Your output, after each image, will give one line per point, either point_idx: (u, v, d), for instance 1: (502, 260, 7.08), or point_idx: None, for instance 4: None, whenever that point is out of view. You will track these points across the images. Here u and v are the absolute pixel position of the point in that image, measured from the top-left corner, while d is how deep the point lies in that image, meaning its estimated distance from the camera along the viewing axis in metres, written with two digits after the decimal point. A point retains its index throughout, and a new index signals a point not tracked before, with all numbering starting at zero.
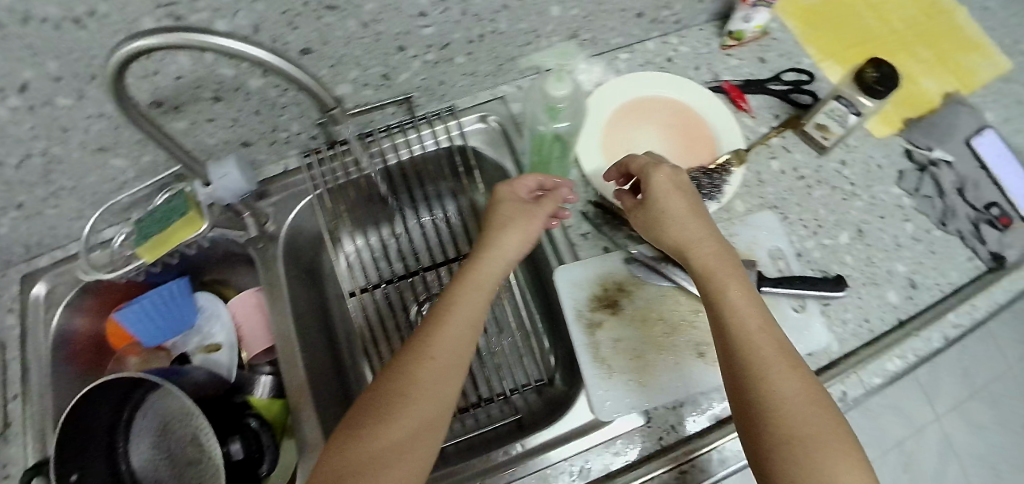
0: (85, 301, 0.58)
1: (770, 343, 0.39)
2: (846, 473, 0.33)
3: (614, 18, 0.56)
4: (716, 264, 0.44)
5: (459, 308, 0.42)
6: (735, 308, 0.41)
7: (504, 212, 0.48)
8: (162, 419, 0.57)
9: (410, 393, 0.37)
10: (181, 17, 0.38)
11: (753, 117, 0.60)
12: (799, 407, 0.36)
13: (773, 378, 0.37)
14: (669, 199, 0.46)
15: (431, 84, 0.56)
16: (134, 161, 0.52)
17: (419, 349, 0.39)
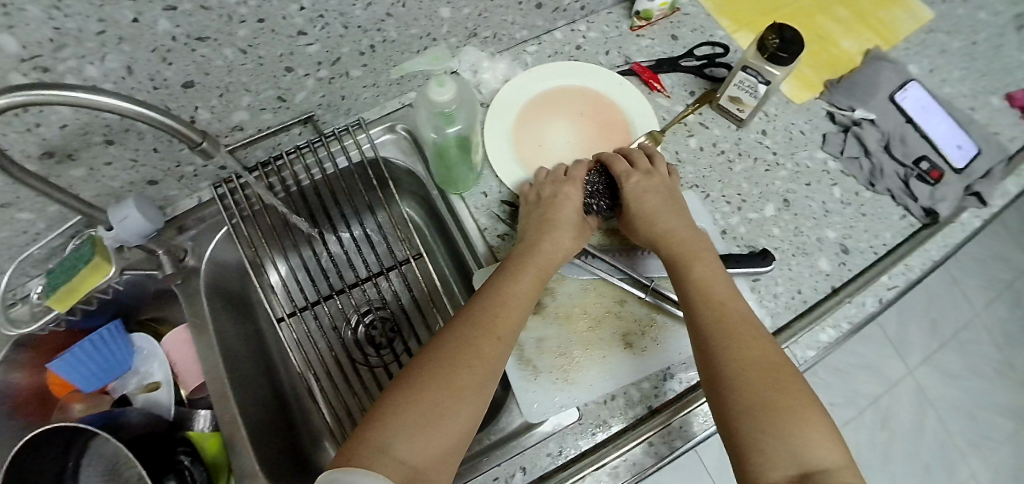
0: (23, 355, 0.56)
1: (736, 318, 0.40)
2: (806, 429, 0.34)
3: (511, 12, 0.55)
4: (683, 248, 0.45)
5: (520, 302, 0.41)
6: (708, 284, 0.42)
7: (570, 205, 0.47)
8: (107, 462, 0.56)
9: (475, 368, 0.37)
10: (50, 68, 0.36)
11: (668, 97, 0.59)
12: (760, 368, 0.37)
13: (740, 347, 0.38)
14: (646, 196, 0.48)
15: (332, 99, 0.54)
16: (41, 212, 0.51)
17: (478, 339, 0.38)
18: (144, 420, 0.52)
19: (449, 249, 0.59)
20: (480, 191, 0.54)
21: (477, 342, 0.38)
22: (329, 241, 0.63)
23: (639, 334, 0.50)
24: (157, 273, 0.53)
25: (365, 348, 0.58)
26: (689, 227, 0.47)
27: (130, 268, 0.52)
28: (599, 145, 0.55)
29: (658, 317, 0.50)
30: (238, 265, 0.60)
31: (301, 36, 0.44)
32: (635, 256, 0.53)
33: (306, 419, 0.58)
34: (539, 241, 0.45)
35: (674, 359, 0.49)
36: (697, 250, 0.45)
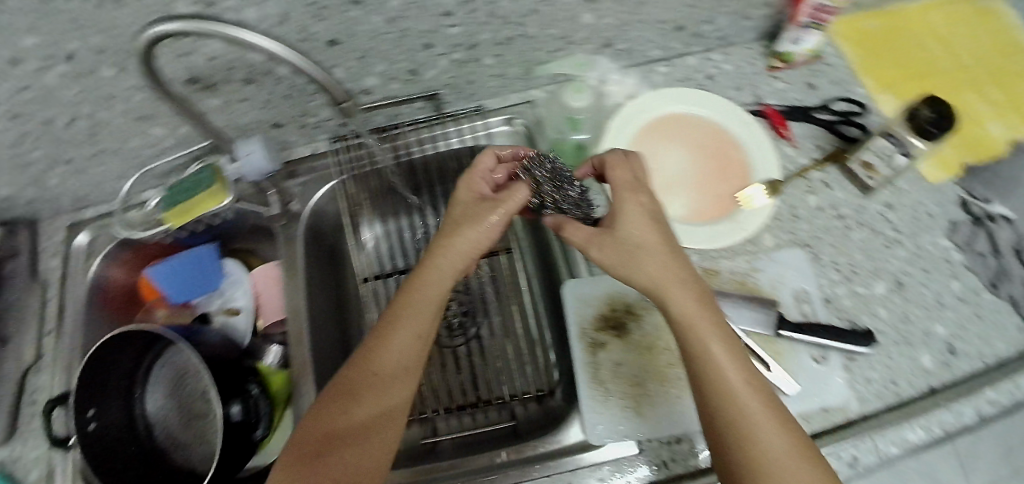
0: (123, 253, 0.62)
1: (743, 379, 0.33)
2: None
3: (651, 30, 0.54)
4: (681, 288, 0.36)
5: (422, 313, 0.39)
6: (707, 334, 0.34)
7: (461, 208, 0.42)
8: (178, 369, 0.60)
9: (356, 393, 0.37)
10: (213, 3, 0.37)
11: (794, 147, 0.56)
12: (792, 477, 0.29)
13: (752, 426, 0.31)
14: (628, 210, 0.38)
15: (459, 82, 0.55)
16: (172, 130, 0.54)
17: (360, 363, 0.38)
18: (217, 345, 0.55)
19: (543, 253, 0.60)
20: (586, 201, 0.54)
21: (350, 370, 0.38)
22: (426, 217, 0.61)
23: None
24: (263, 212, 0.56)
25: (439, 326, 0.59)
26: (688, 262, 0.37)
27: (243, 200, 0.55)
28: (714, 181, 0.54)
29: None
30: (336, 218, 0.60)
31: (447, 17, 0.44)
32: (733, 303, 0.50)
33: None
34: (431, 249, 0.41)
35: None
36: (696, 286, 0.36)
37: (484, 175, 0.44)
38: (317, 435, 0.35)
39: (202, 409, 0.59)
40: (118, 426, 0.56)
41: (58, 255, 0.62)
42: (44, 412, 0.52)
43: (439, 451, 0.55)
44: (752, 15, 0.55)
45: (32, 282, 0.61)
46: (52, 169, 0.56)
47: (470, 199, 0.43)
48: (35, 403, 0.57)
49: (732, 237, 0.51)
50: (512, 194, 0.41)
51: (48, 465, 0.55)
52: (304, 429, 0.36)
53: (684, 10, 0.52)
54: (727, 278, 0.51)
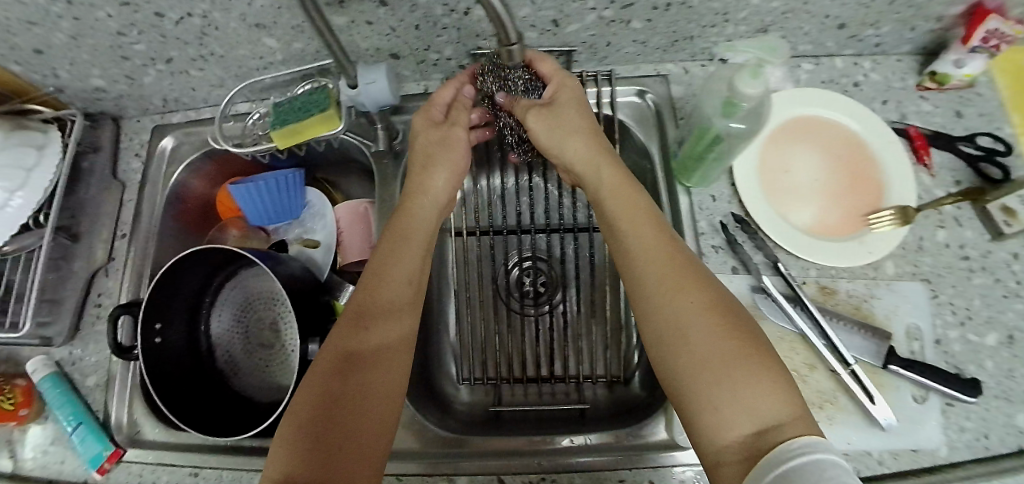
0: (206, 165, 0.61)
1: (663, 271, 0.39)
2: (767, 397, 0.32)
3: (812, 22, 0.50)
4: (616, 207, 0.44)
5: (400, 263, 0.43)
6: (640, 245, 0.41)
7: (441, 177, 0.48)
8: (248, 295, 0.58)
9: (364, 317, 0.39)
10: None
11: (931, 175, 0.53)
12: (712, 348, 0.35)
13: (678, 323, 0.36)
14: (561, 99, 0.47)
15: (598, 42, 0.51)
16: (285, 45, 0.50)
17: (370, 289, 0.41)
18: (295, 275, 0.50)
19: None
20: (709, 193, 0.51)
21: (340, 331, 0.39)
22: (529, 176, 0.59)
23: (818, 406, 0.46)
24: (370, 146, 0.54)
25: (521, 293, 0.58)
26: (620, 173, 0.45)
27: (350, 132, 0.53)
28: (845, 196, 0.50)
29: (842, 398, 0.47)
30: None
31: None
32: (847, 328, 0.47)
33: (439, 340, 0.57)
34: (401, 208, 0.46)
35: (842, 445, 0.46)
36: (629, 202, 0.43)
37: (441, 108, 0.50)
38: (321, 385, 0.36)
39: (268, 338, 0.57)
40: (180, 344, 0.54)
41: (140, 156, 0.60)
42: (111, 317, 0.48)
43: (499, 421, 0.53)
44: (919, 27, 0.51)
45: (112, 180, 0.59)
46: (152, 65, 0.52)
47: (428, 124, 0.49)
48: (101, 305, 0.56)
49: (857, 259, 0.48)
50: (457, 111, 0.50)
51: (108, 371, 0.54)
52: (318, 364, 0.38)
53: (855, 8, 0.48)
54: (844, 299, 0.49)
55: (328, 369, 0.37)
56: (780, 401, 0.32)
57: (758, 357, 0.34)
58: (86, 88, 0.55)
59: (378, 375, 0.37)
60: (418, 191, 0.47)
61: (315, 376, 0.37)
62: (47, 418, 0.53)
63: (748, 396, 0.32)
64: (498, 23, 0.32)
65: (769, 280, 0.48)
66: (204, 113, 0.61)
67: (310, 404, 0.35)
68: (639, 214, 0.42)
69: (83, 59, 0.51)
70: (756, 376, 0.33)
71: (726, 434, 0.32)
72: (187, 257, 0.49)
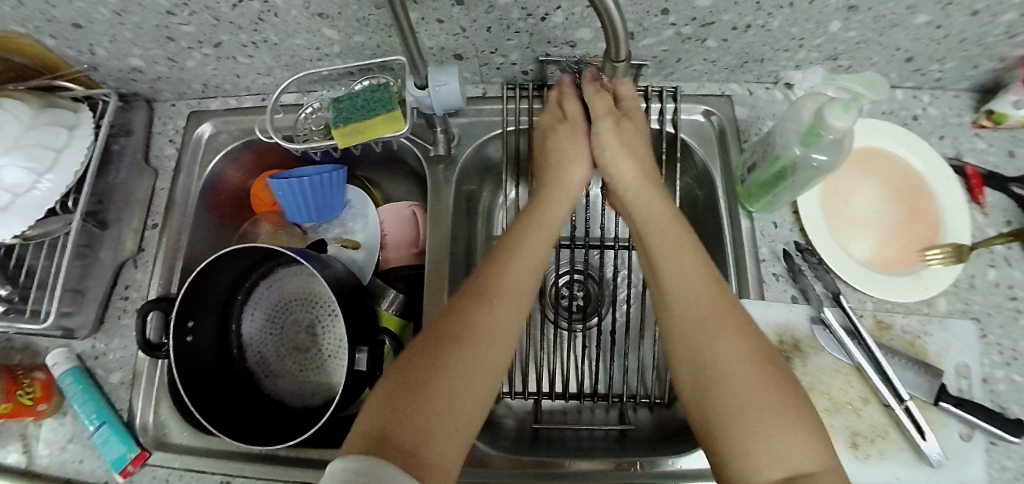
0: (244, 155, 0.58)
1: (705, 308, 0.37)
2: (803, 451, 0.30)
3: (884, 54, 0.49)
4: (660, 237, 0.42)
5: (537, 246, 0.43)
6: (684, 277, 0.39)
7: (577, 171, 0.49)
8: (283, 296, 0.56)
9: (496, 292, 0.38)
10: None
11: (984, 214, 0.53)
12: (746, 395, 0.33)
13: (716, 361, 0.35)
14: (634, 123, 0.48)
15: (669, 58, 0.50)
16: (345, 37, 0.46)
17: (501, 264, 0.40)
18: (344, 273, 0.48)
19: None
20: (771, 219, 0.52)
21: (460, 297, 0.38)
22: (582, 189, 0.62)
23: (868, 439, 0.46)
24: (430, 150, 0.53)
25: (564, 306, 0.60)
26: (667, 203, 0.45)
27: (410, 135, 0.53)
28: (900, 230, 0.50)
29: (893, 433, 0.46)
30: (488, 165, 0.57)
31: None
32: (898, 363, 0.47)
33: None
34: (542, 197, 0.47)
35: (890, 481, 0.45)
36: (671, 232, 0.42)
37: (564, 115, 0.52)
38: (431, 344, 0.35)
39: (304, 341, 0.55)
40: (211, 343, 0.52)
41: (174, 142, 0.58)
42: (141, 312, 0.46)
43: (536, 439, 0.52)
44: (982, 66, 0.51)
45: (144, 166, 0.56)
46: (197, 48, 0.49)
47: (555, 122, 0.50)
48: (128, 298, 0.54)
49: (912, 295, 0.48)
50: (569, 104, 0.50)
51: (132, 369, 0.52)
52: (429, 331, 0.36)
53: (927, 43, 0.47)
54: (899, 335, 0.49)
55: (448, 326, 0.36)
56: (819, 451, 0.31)
57: (799, 408, 0.32)
58: (123, 67, 0.52)
59: (477, 352, 0.35)
60: (554, 181, 0.48)
61: (428, 336, 0.36)
62: (65, 413, 0.51)
63: (789, 444, 0.30)
64: (612, 28, 0.30)
65: (829, 310, 0.48)
66: (244, 101, 0.58)
67: (417, 359, 0.34)
68: (682, 247, 0.41)
69: (124, 37, 0.48)
70: (798, 424, 0.31)
71: (757, 477, 0.30)
72: (224, 257, 0.47)
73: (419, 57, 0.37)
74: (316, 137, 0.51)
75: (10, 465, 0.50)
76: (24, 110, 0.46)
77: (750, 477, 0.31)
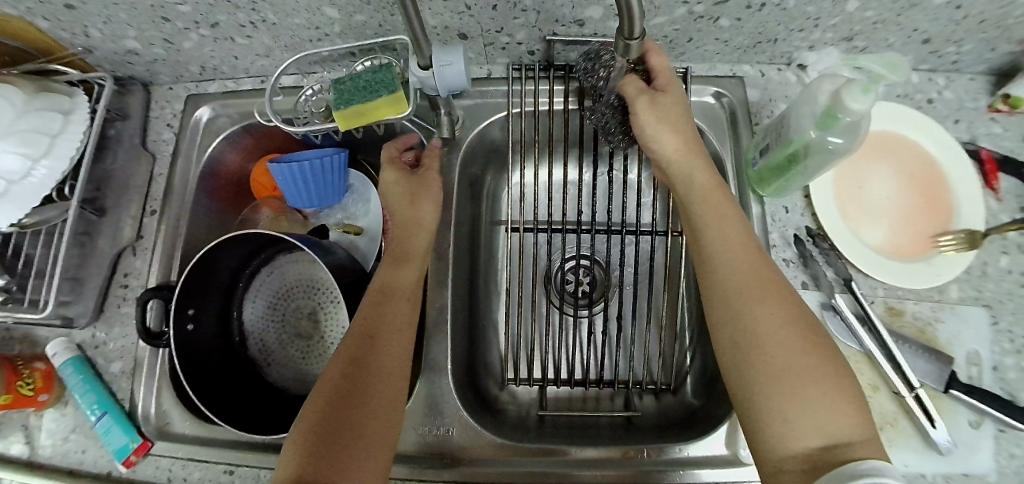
0: (244, 139, 0.57)
1: (748, 276, 0.36)
2: (842, 420, 0.31)
3: (901, 35, 0.48)
4: (703, 203, 0.41)
5: (405, 285, 0.45)
6: (727, 245, 0.38)
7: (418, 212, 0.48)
8: (285, 283, 0.55)
9: (383, 325, 0.41)
10: None
11: (999, 200, 0.52)
12: (791, 364, 0.32)
13: (759, 332, 0.34)
14: (668, 95, 0.44)
15: (680, 37, 0.48)
16: (345, 16, 0.45)
17: (381, 296, 0.43)
18: (347, 260, 0.47)
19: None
20: (782, 204, 0.51)
21: (346, 353, 0.39)
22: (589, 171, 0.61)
23: (877, 427, 0.45)
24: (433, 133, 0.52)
25: (567, 293, 0.60)
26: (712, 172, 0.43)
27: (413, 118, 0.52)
28: (913, 216, 0.50)
29: (902, 421, 0.46)
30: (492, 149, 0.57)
31: None
32: (909, 351, 0.47)
33: (487, 337, 0.57)
34: (407, 219, 0.48)
35: (898, 468, 0.45)
36: (716, 200, 0.40)
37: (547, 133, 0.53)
38: (330, 403, 0.36)
39: (306, 329, 0.54)
40: (213, 330, 0.52)
41: (172, 127, 0.57)
42: (140, 301, 0.45)
43: (542, 426, 0.52)
44: (1000, 48, 0.50)
45: (141, 152, 0.55)
46: (194, 29, 0.47)
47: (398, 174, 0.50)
48: (128, 287, 0.53)
49: (924, 281, 0.47)
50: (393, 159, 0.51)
51: (133, 359, 0.51)
52: (327, 381, 0.38)
53: (946, 24, 0.46)
54: (910, 322, 0.48)
55: (338, 381, 0.37)
56: (854, 419, 0.31)
57: (834, 376, 0.32)
58: (118, 50, 0.51)
59: (381, 386, 0.38)
60: (407, 227, 0.48)
61: (324, 394, 0.37)
62: (67, 403, 0.50)
63: (825, 411, 0.31)
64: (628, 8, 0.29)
65: (840, 296, 0.48)
66: (243, 84, 0.57)
67: (318, 422, 0.35)
68: (727, 217, 0.39)
69: (119, 19, 0.46)
70: (833, 390, 0.32)
71: (793, 445, 0.31)
72: (221, 245, 0.46)
73: (423, 39, 0.36)
74: (317, 120, 0.50)
75: (15, 454, 0.50)
76: (16, 95, 0.44)
77: (785, 446, 0.31)
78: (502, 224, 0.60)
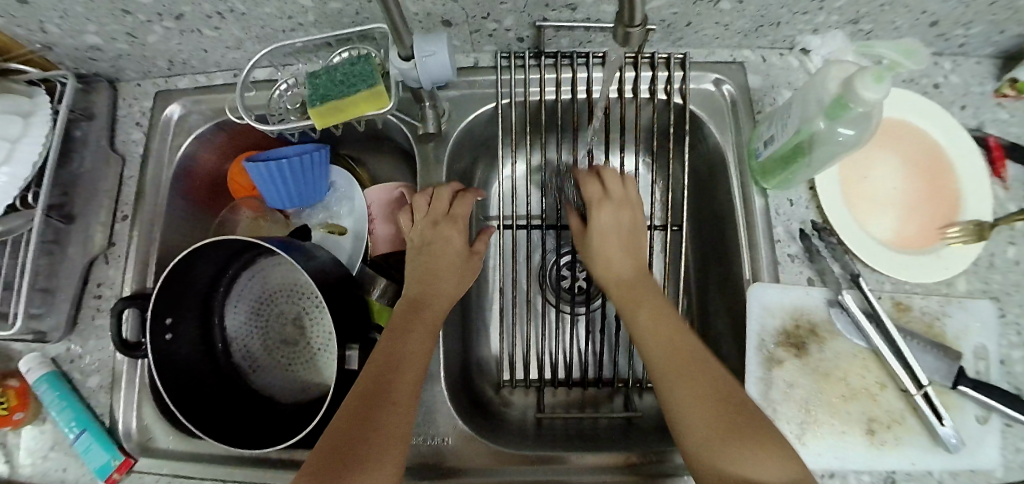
0: (217, 137, 0.54)
1: (664, 356, 0.39)
2: (768, 472, 0.32)
3: (908, 17, 0.45)
4: (624, 296, 0.44)
5: (437, 305, 0.43)
6: (642, 332, 0.41)
7: (450, 279, 0.45)
8: (268, 288, 0.53)
9: (407, 341, 0.40)
10: None
11: (1006, 188, 0.50)
12: (710, 427, 0.35)
13: (678, 403, 0.36)
14: (601, 215, 0.47)
15: (678, 21, 0.46)
16: (320, 4, 0.42)
17: (410, 312, 0.42)
18: (332, 263, 0.45)
19: (700, 240, 0.58)
20: (786, 196, 0.49)
21: (371, 368, 0.38)
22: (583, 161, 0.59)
23: (885, 425, 0.44)
24: (418, 127, 0.49)
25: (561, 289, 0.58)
26: (639, 264, 0.46)
27: (397, 113, 0.49)
28: (921, 207, 0.48)
29: (910, 418, 0.44)
30: (480, 142, 0.54)
31: None
32: (916, 345, 0.45)
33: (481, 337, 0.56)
34: (441, 244, 0.46)
35: (905, 467, 0.43)
36: (638, 290, 0.44)
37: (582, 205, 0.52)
38: (349, 418, 0.35)
39: (292, 335, 0.52)
40: (195, 339, 0.50)
41: (141, 126, 0.54)
42: (115, 312, 0.43)
43: (539, 430, 0.51)
44: (1009, 30, 0.48)
45: (109, 154, 0.52)
46: (158, 21, 0.44)
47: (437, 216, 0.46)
48: (101, 298, 0.50)
49: (934, 275, 0.46)
50: (459, 205, 0.47)
51: (111, 373, 0.49)
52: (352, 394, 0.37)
53: (956, 6, 0.44)
54: (917, 316, 0.47)
55: (362, 389, 0.36)
56: (781, 464, 0.33)
57: (755, 433, 0.34)
58: (79, 45, 0.47)
59: (397, 406, 0.36)
60: (431, 269, 0.45)
61: (346, 409, 0.36)
62: (45, 420, 0.48)
63: (744, 468, 0.33)
64: None
65: (846, 292, 0.46)
66: (215, 78, 0.54)
67: (337, 440, 0.34)
68: (651, 302, 0.42)
69: (75, 12, 0.43)
70: (753, 449, 0.33)
71: None
72: (196, 251, 0.43)
73: (404, 28, 0.33)
74: (292, 116, 0.47)
75: None
76: None
77: None
78: (493, 220, 0.58)
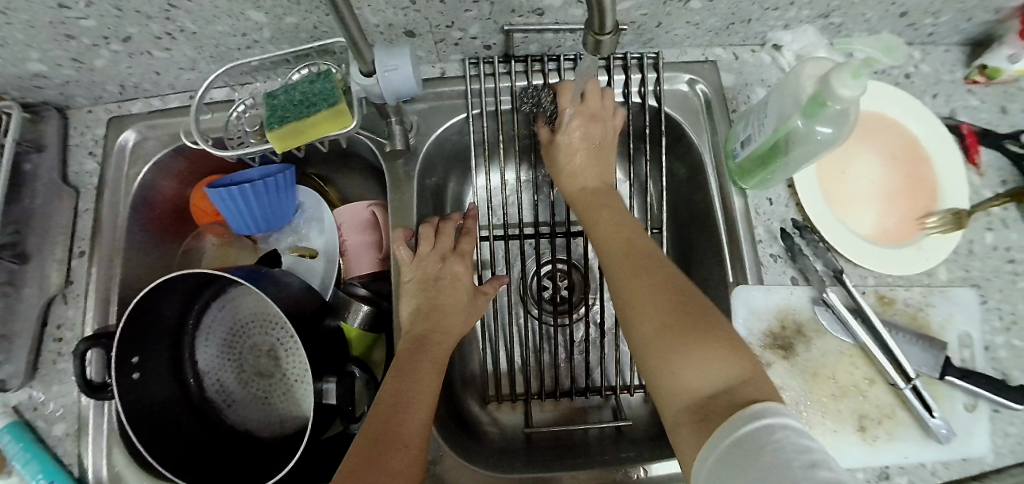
0: (175, 163, 0.52)
1: (620, 266, 0.37)
2: (714, 358, 0.29)
3: (877, 9, 0.45)
4: (584, 208, 0.44)
5: (441, 341, 0.42)
6: (605, 245, 0.40)
7: (456, 318, 0.44)
8: (239, 319, 0.51)
9: (414, 379, 0.38)
10: None
11: (980, 175, 0.50)
12: (654, 318, 0.32)
13: (630, 308, 0.34)
14: (565, 134, 0.47)
15: (648, 22, 0.45)
16: (275, 20, 0.40)
17: (415, 348, 0.40)
18: (303, 289, 0.43)
19: (682, 241, 0.57)
20: (766, 195, 0.49)
21: (379, 410, 0.36)
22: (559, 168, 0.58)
23: (876, 420, 0.44)
24: (386, 144, 0.47)
25: (542, 299, 0.57)
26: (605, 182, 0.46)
27: (362, 131, 0.47)
28: (901, 198, 0.48)
29: (900, 411, 0.44)
30: (452, 153, 0.53)
31: None
32: (902, 339, 0.45)
33: (465, 355, 0.54)
34: (450, 281, 0.45)
35: (898, 460, 0.43)
36: (594, 206, 0.44)
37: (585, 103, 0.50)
38: (356, 461, 0.32)
39: (267, 366, 0.50)
40: (164, 377, 0.47)
41: (95, 155, 0.51)
42: (76, 353, 0.40)
43: (528, 450, 0.50)
44: (976, 18, 0.48)
45: (63, 186, 0.50)
46: (104, 45, 0.42)
47: (444, 251, 0.46)
48: (62, 341, 0.47)
49: (916, 266, 0.46)
50: (465, 241, 0.47)
51: (78, 420, 0.46)
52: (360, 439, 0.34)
53: None
54: (902, 309, 0.47)
55: (369, 433, 0.34)
56: (728, 360, 0.29)
57: (715, 331, 0.30)
58: (21, 75, 0.45)
59: (406, 450, 0.33)
60: (437, 304, 0.43)
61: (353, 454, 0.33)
62: (12, 472, 0.45)
63: (696, 376, 0.28)
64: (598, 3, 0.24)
65: (831, 291, 0.46)
66: (171, 101, 0.51)
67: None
68: (618, 222, 0.41)
69: (15, 40, 0.40)
70: (707, 349, 0.29)
71: (677, 390, 0.29)
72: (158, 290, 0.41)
73: (362, 41, 0.32)
74: (252, 139, 0.45)
75: None
76: None
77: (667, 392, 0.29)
78: None
